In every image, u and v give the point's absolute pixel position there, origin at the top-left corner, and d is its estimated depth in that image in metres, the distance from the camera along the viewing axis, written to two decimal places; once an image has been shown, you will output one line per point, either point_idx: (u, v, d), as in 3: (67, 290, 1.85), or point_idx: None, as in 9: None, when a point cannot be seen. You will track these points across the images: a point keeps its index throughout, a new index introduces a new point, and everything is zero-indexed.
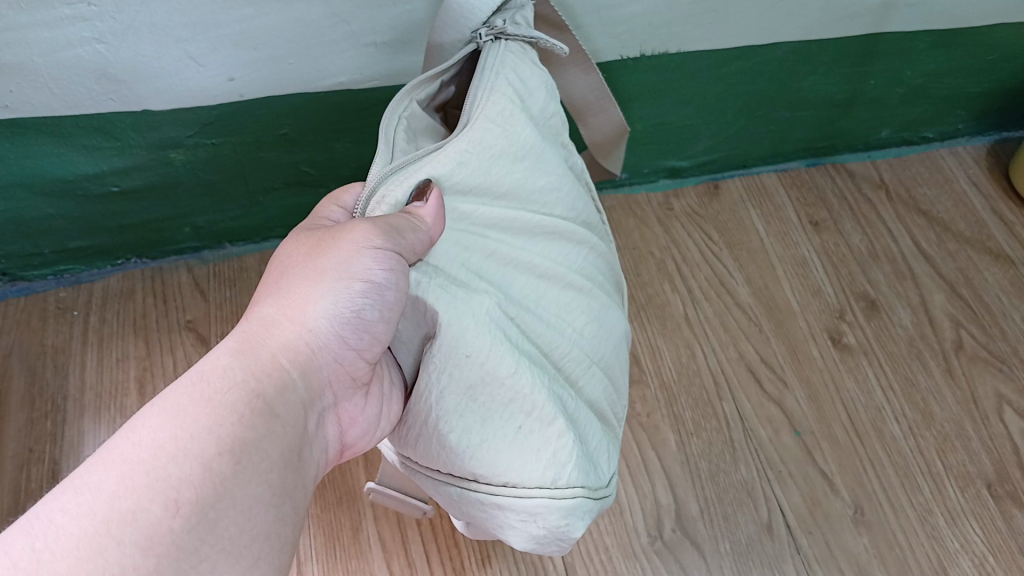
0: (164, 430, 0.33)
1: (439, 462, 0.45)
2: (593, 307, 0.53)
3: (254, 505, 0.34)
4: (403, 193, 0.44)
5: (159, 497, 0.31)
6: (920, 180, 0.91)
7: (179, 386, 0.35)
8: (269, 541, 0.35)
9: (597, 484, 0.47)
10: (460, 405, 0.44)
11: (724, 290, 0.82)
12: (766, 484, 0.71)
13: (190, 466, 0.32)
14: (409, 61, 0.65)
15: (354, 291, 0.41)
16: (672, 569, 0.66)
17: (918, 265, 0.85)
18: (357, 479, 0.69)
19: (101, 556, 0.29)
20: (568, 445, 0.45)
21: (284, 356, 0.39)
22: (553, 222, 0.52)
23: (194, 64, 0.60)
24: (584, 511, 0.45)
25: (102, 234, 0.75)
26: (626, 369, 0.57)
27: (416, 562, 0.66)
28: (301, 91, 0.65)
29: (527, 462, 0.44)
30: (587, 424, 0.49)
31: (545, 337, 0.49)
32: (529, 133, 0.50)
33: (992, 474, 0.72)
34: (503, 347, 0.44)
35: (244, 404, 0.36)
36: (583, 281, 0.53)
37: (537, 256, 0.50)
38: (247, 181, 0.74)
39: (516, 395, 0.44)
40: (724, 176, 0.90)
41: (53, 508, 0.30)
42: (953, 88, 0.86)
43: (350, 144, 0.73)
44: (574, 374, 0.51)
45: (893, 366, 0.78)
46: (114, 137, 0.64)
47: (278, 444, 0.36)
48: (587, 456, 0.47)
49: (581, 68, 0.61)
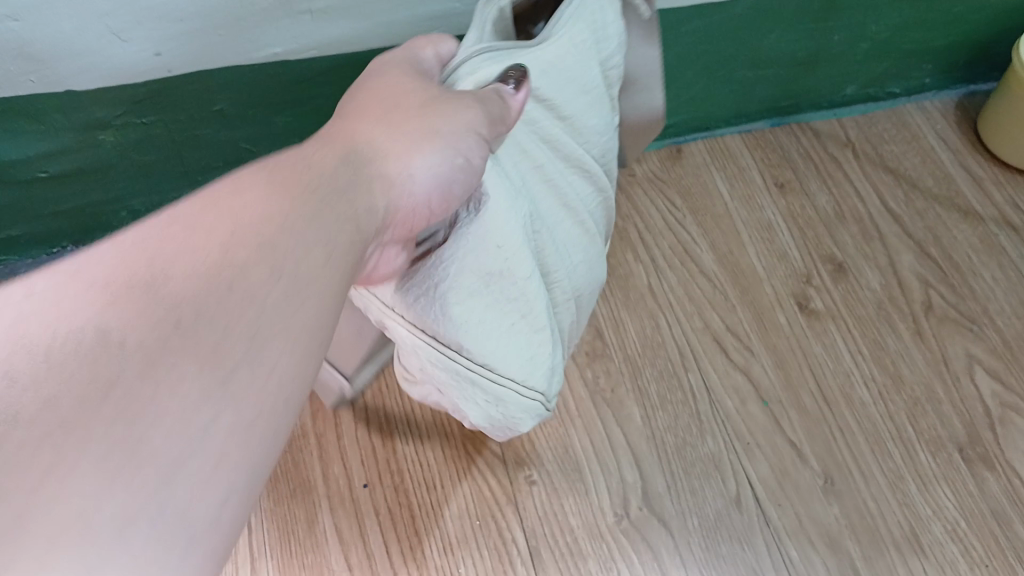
0: (207, 208, 0.28)
1: (432, 327, 0.43)
2: (586, 249, 0.52)
3: (298, 295, 0.28)
4: (492, 75, 0.40)
5: (180, 268, 0.26)
6: (886, 137, 0.89)
7: (234, 176, 0.31)
8: (308, 358, 0.29)
9: (547, 396, 0.50)
10: (473, 289, 0.42)
11: (687, 257, 0.79)
12: (733, 456, 0.69)
13: (224, 246, 0.27)
14: (348, 29, 0.61)
15: (454, 163, 0.37)
16: (639, 548, 0.64)
17: (886, 225, 0.83)
18: (313, 470, 0.66)
19: (98, 327, 0.24)
20: (546, 354, 0.47)
21: (380, 189, 0.34)
22: (587, 156, 0.50)
23: (118, 39, 0.56)
24: (536, 413, 0.49)
25: (33, 222, 0.71)
26: (590, 301, 0.57)
27: (374, 554, 0.63)
28: (235, 65, 0.62)
29: (509, 358, 0.45)
30: (560, 353, 0.50)
31: (551, 262, 0.48)
32: (594, 69, 0.47)
33: (963, 437, 0.70)
34: (527, 253, 0.43)
35: (293, 194, 0.30)
36: (586, 222, 0.52)
37: (560, 183, 0.48)
38: (183, 160, 0.70)
39: (523, 296, 0.44)
40: (687, 139, 0.87)
41: (73, 268, 0.26)
42: (919, 42, 0.83)
43: (292, 118, 0.70)
44: (558, 303, 0.50)
45: (861, 330, 0.76)
46: (37, 120, 0.61)
47: (326, 240, 0.30)
48: (553, 369, 0.49)
49: (643, 36, 0.53)
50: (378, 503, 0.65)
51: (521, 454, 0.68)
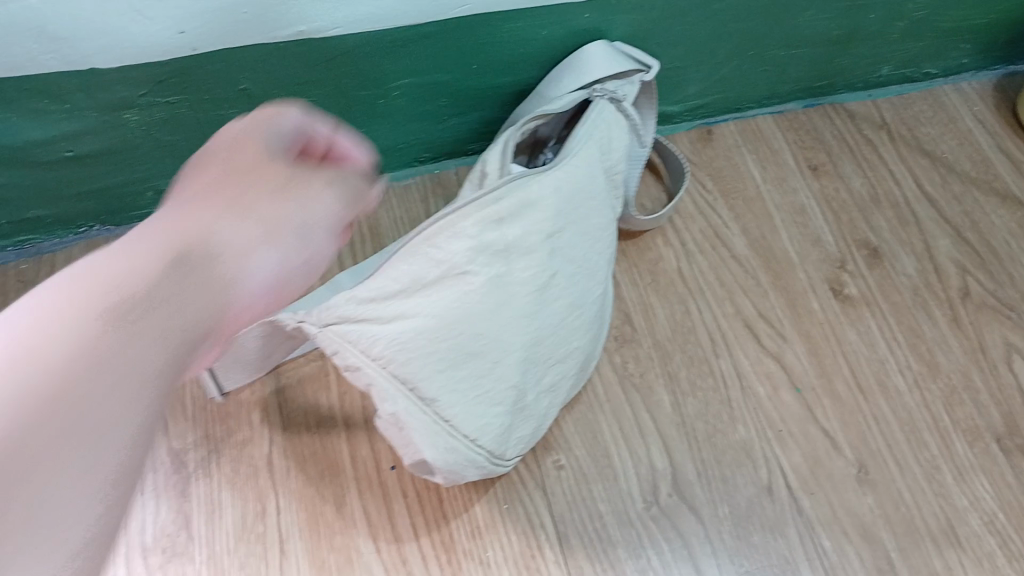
0: (66, 287, 0.32)
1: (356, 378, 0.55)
2: (501, 355, 0.57)
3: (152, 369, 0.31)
4: None
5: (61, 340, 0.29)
6: (922, 118, 0.87)
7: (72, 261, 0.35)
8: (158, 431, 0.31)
9: (471, 439, 0.57)
10: (360, 360, 0.53)
11: (718, 242, 0.78)
12: (765, 444, 0.68)
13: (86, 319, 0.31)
14: (376, 6, 0.60)
15: None
16: (670, 536, 0.64)
17: (922, 209, 0.81)
18: (341, 453, 0.66)
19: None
20: (447, 436, 0.55)
21: None
22: (518, 276, 0.58)
23: (140, 17, 0.55)
24: (442, 472, 0.57)
25: (60, 203, 0.70)
26: (577, 375, 0.65)
27: (403, 537, 0.63)
28: (260, 43, 0.61)
29: (411, 425, 0.55)
30: (484, 428, 0.57)
31: (463, 361, 0.56)
32: (524, 191, 0.58)
33: (1001, 427, 0.69)
34: (411, 345, 0.54)
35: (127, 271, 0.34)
36: (517, 321, 0.58)
37: (471, 298, 0.56)
38: (209, 141, 0.69)
39: (406, 375, 0.54)
40: (718, 120, 0.85)
41: None
42: (958, 20, 0.81)
43: (317, 99, 0.68)
44: (469, 394, 0.56)
45: (897, 316, 0.74)
46: (61, 100, 0.60)
47: (172, 314, 0.34)
48: (474, 441, 0.57)
49: None
50: (406, 485, 0.65)
51: (549, 439, 0.67)
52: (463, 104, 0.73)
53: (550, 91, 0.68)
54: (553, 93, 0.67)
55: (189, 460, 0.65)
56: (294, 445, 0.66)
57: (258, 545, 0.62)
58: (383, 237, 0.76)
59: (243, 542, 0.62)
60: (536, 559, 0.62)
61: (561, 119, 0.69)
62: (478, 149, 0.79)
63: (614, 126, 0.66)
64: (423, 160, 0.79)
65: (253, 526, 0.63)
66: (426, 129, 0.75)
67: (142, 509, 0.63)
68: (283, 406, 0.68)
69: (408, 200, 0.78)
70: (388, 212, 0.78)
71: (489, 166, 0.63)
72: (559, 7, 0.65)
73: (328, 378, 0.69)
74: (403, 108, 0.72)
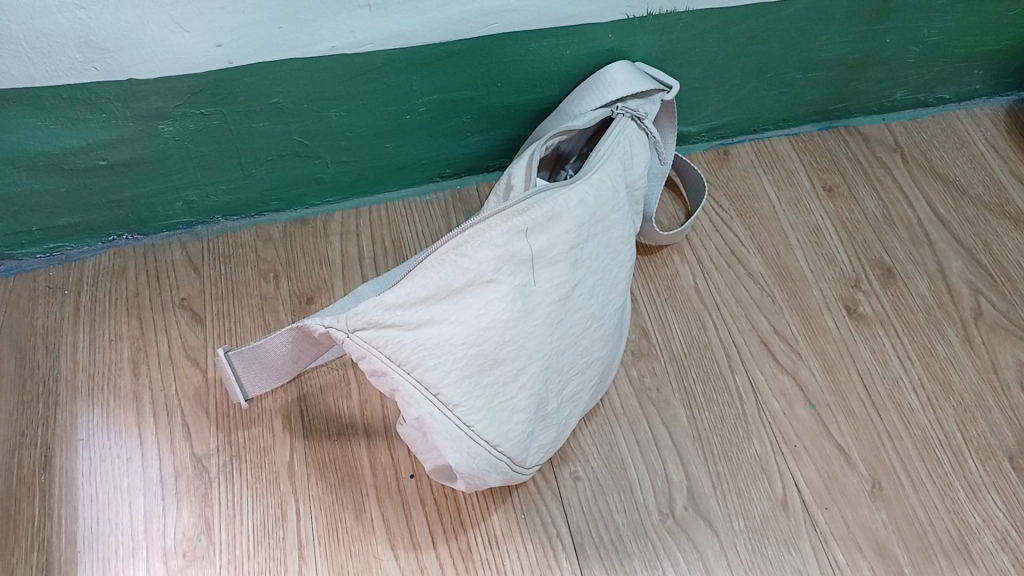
0: None
1: (385, 384, 0.56)
2: (525, 363, 0.59)
3: None
4: None
5: None
6: (936, 143, 0.88)
7: None
8: None
9: (494, 446, 0.58)
10: (388, 368, 0.55)
11: (734, 260, 0.79)
12: (780, 459, 0.69)
13: None
14: (404, 23, 0.62)
15: None
16: (685, 547, 0.64)
17: (936, 230, 0.82)
18: (361, 459, 0.67)
19: None
20: (473, 441, 0.57)
21: None
22: (543, 287, 0.60)
23: (180, 30, 0.57)
24: (466, 478, 0.58)
25: (91, 211, 0.72)
26: (594, 391, 0.66)
27: (420, 543, 0.64)
28: (292, 59, 0.62)
29: (438, 430, 0.56)
30: (508, 435, 0.58)
31: (488, 369, 0.57)
32: (552, 202, 0.59)
33: (1014, 446, 0.70)
34: (436, 354, 0.56)
35: None
36: (542, 333, 0.60)
37: (498, 307, 0.57)
38: (239, 153, 0.71)
39: (432, 382, 0.56)
40: (735, 141, 0.86)
41: None
42: (972, 46, 0.82)
43: (345, 114, 0.69)
44: (495, 398, 0.58)
45: (910, 335, 0.75)
46: (100, 109, 0.62)
47: None
48: (499, 448, 0.58)
49: None
50: (424, 493, 0.66)
51: (565, 450, 0.68)
52: (485, 121, 0.74)
53: (574, 108, 0.70)
54: (578, 111, 0.69)
55: (211, 466, 0.66)
56: (314, 451, 0.67)
57: (278, 549, 0.63)
58: (405, 250, 0.78)
59: (264, 545, 0.63)
60: (552, 568, 0.63)
61: (584, 136, 0.71)
62: (499, 166, 0.81)
63: (637, 143, 0.67)
64: (445, 175, 0.80)
65: (273, 530, 0.64)
66: (449, 144, 0.76)
67: (165, 513, 0.64)
68: (305, 413, 0.69)
69: (429, 214, 0.80)
70: (409, 225, 0.79)
71: (513, 179, 0.65)
72: (583, 28, 0.66)
73: (350, 386, 0.70)
74: (427, 124, 0.73)
